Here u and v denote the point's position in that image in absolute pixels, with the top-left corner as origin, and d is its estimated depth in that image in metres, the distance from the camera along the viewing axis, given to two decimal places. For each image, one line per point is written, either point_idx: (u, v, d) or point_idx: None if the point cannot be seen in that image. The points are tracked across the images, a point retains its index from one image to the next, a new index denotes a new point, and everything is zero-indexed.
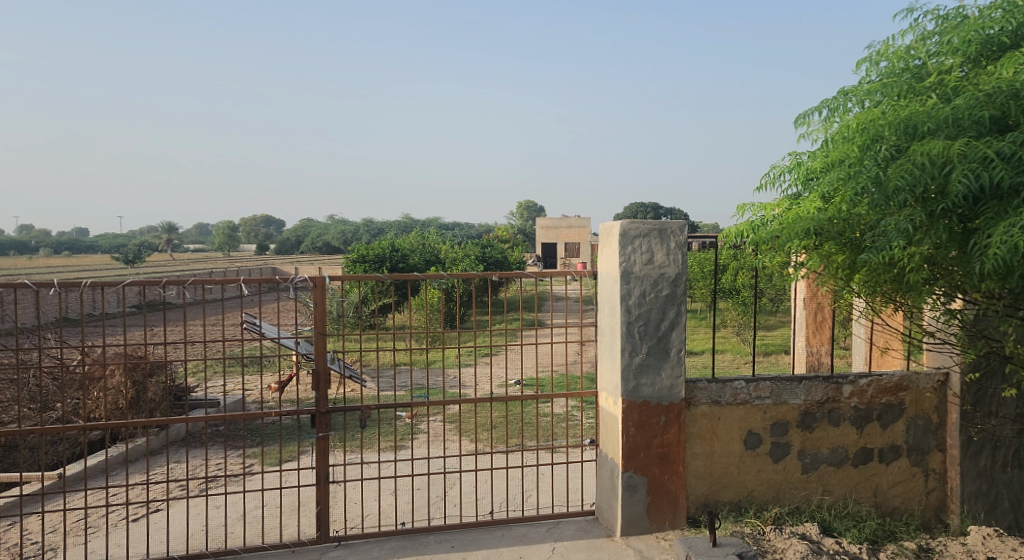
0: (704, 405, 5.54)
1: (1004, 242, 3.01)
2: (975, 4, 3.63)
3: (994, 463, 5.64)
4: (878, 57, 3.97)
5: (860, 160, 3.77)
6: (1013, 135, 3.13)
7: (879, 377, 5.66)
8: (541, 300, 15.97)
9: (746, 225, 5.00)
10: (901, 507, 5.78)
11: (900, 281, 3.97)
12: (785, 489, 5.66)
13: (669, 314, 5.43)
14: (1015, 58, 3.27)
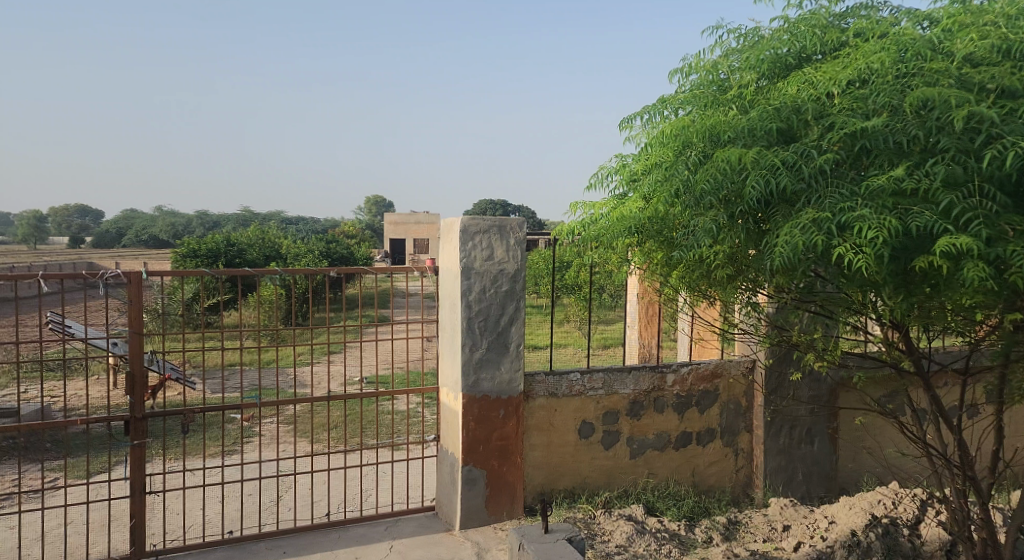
0: (542, 397, 5.73)
1: (788, 242, 3.29)
2: (767, 27, 4.00)
3: (792, 441, 6.28)
4: (688, 70, 4.27)
5: (674, 164, 4.06)
6: (796, 146, 3.45)
7: (697, 365, 6.12)
8: (387, 296, 15.78)
9: (573, 223, 5.14)
10: (716, 485, 6.29)
11: (710, 278, 4.31)
12: (615, 474, 5.97)
13: (508, 309, 5.56)
14: (799, 78, 3.65)
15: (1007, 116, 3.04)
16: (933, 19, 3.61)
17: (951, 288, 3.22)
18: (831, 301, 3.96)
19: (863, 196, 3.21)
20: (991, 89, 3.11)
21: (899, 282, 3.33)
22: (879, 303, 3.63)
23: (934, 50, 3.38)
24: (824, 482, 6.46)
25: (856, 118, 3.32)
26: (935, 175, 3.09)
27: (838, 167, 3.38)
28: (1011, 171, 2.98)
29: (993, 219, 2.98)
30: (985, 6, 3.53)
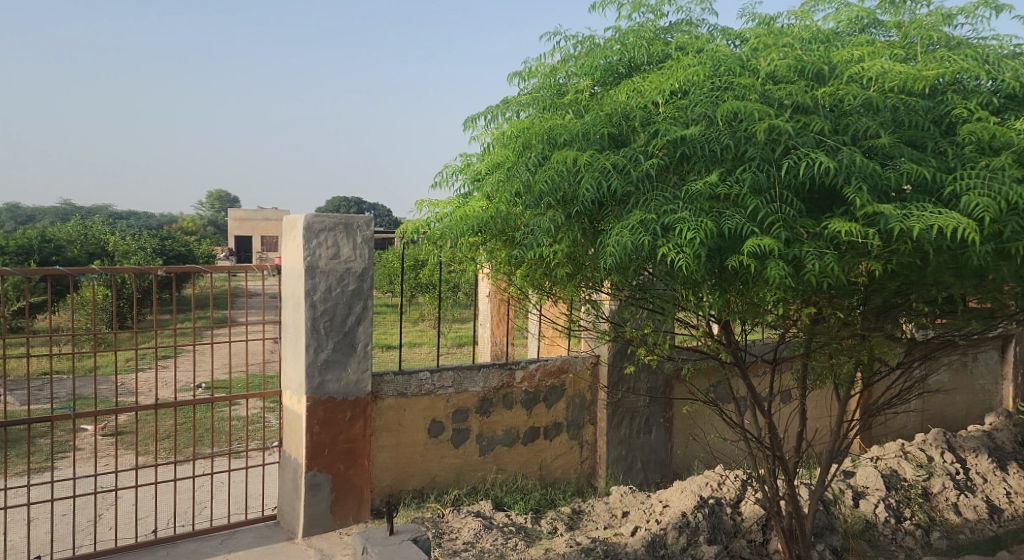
0: (391, 397, 5.66)
1: (619, 243, 3.46)
2: (601, 35, 4.17)
3: (632, 431, 6.61)
4: (528, 74, 4.35)
5: (514, 164, 4.13)
6: (625, 151, 3.63)
7: (545, 361, 6.29)
8: (229, 297, 14.95)
9: (418, 221, 5.09)
10: (562, 477, 6.50)
11: (550, 276, 4.42)
12: (464, 471, 6.00)
13: (355, 309, 5.43)
14: (628, 86, 3.84)
15: (802, 129, 3.40)
16: (743, 37, 3.95)
17: (758, 284, 3.53)
18: (659, 297, 4.20)
19: (684, 199, 3.44)
20: (789, 104, 3.46)
21: (716, 279, 3.61)
22: (700, 300, 3.92)
23: (743, 66, 3.69)
24: (660, 469, 6.85)
25: (677, 126, 3.55)
26: (744, 181, 3.37)
27: (662, 172, 3.59)
28: (805, 179, 3.34)
29: (790, 222, 3.35)
30: (785, 28, 3.90)
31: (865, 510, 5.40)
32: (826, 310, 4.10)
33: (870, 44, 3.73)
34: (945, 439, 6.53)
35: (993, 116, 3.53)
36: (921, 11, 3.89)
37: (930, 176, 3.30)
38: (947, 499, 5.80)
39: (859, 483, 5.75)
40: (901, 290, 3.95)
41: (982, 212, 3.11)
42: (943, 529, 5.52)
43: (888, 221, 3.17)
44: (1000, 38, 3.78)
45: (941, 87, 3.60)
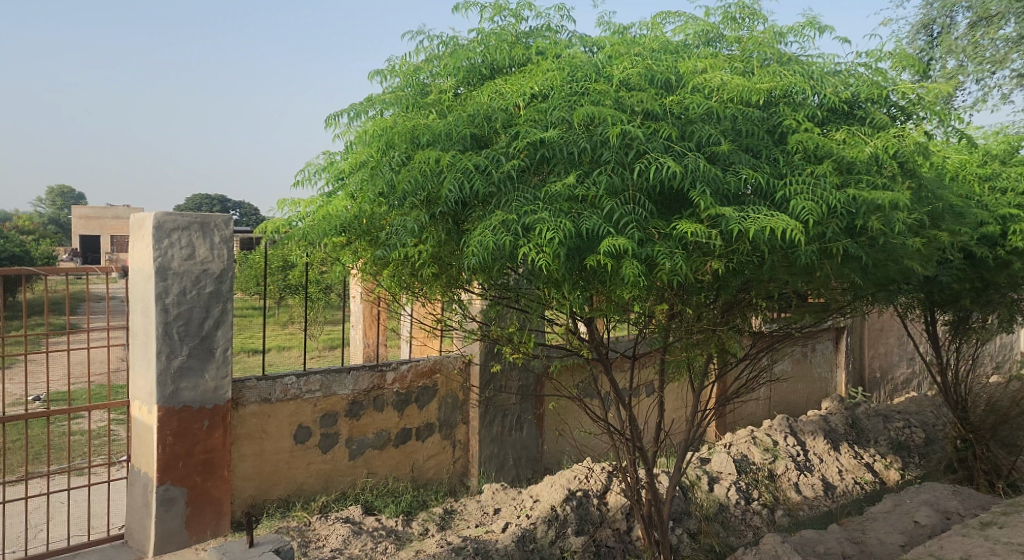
0: (254, 404, 5.42)
1: (482, 243, 3.49)
2: (464, 36, 4.20)
3: (505, 428, 6.70)
4: (390, 73, 4.29)
5: (378, 163, 4.07)
6: (487, 152, 3.67)
7: (416, 361, 6.25)
8: (75, 302, 13.75)
9: (279, 221, 4.93)
10: (434, 478, 6.45)
11: (416, 276, 4.39)
12: (333, 477, 5.84)
13: (213, 312, 5.15)
14: (491, 88, 3.89)
15: (652, 135, 3.59)
16: (599, 44, 4.11)
17: (615, 282, 3.69)
18: (524, 296, 4.26)
19: (544, 200, 3.53)
20: (639, 111, 3.63)
21: (576, 278, 3.72)
22: (561, 299, 4.03)
23: (598, 73, 3.85)
24: (531, 465, 6.98)
25: (536, 129, 3.63)
26: (601, 184, 3.51)
27: (523, 174, 3.66)
28: (655, 183, 3.53)
29: (643, 223, 3.54)
30: (637, 38, 4.10)
31: (719, 493, 5.76)
32: (676, 307, 4.34)
33: (712, 57, 4.00)
34: (788, 424, 7.09)
35: (817, 128, 3.90)
36: (758, 28, 4.21)
37: (763, 182, 3.63)
38: (790, 479, 6.30)
39: (713, 469, 6.12)
40: (742, 286, 4.27)
41: (808, 215, 3.51)
42: (786, 507, 6.00)
43: (728, 223, 3.46)
44: (824, 56, 4.16)
45: (775, 99, 3.93)
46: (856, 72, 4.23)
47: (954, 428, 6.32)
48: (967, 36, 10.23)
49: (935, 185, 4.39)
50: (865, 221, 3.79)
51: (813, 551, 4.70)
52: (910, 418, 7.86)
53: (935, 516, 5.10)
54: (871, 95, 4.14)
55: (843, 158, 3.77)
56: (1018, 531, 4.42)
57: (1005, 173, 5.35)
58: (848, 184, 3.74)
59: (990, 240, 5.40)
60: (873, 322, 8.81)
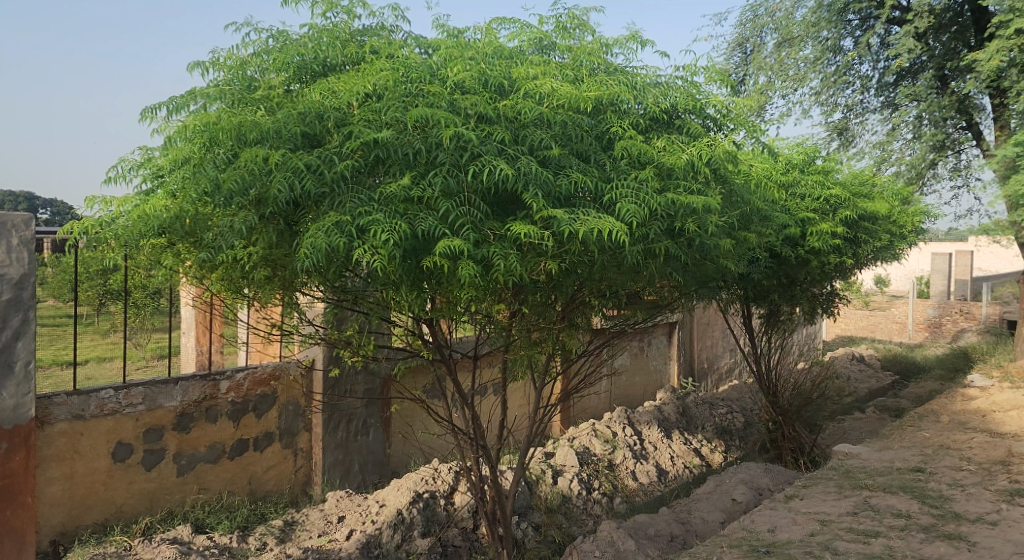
0: (64, 422, 4.92)
1: (315, 245, 3.38)
2: (295, 31, 4.05)
3: (349, 434, 6.50)
4: (214, 65, 4.04)
5: (200, 161, 3.82)
6: (319, 151, 3.56)
7: (253, 369, 5.95)
8: None
9: (88, 220, 4.37)
10: (273, 489, 6.13)
11: (247, 279, 4.17)
12: (159, 496, 5.42)
13: (12, 322, 4.59)
14: (322, 85, 3.77)
15: (486, 138, 3.66)
16: (434, 46, 4.13)
17: (452, 283, 3.72)
18: (363, 298, 4.16)
19: (379, 201, 3.49)
20: (472, 114, 3.69)
21: (414, 279, 3.71)
22: (400, 300, 3.99)
23: (432, 75, 3.86)
24: (378, 469, 6.80)
25: (371, 129, 3.57)
26: (436, 185, 3.52)
27: (357, 174, 3.59)
28: (490, 185, 3.60)
29: (478, 224, 3.60)
30: (472, 42, 4.15)
31: (562, 485, 5.97)
32: (515, 306, 4.44)
33: (544, 64, 4.14)
34: (626, 415, 7.48)
35: (640, 135, 4.17)
36: (587, 38, 4.40)
37: (591, 185, 3.82)
38: (627, 468, 6.64)
39: (557, 462, 6.31)
40: (576, 286, 4.45)
41: (631, 217, 3.75)
42: (624, 494, 6.31)
43: (559, 225, 3.60)
44: (646, 67, 4.42)
45: (603, 107, 4.14)
46: (674, 84, 4.53)
47: (766, 411, 6.95)
48: (775, 55, 11.28)
49: (743, 191, 4.83)
50: (682, 223, 4.11)
51: (645, 533, 5.00)
52: (731, 405, 8.57)
53: (750, 493, 5.60)
54: (687, 106, 4.47)
55: (663, 165, 4.08)
56: (816, 501, 4.96)
57: (803, 180, 5.96)
58: (667, 188, 4.06)
59: (792, 241, 6.00)
60: (700, 317, 9.51)
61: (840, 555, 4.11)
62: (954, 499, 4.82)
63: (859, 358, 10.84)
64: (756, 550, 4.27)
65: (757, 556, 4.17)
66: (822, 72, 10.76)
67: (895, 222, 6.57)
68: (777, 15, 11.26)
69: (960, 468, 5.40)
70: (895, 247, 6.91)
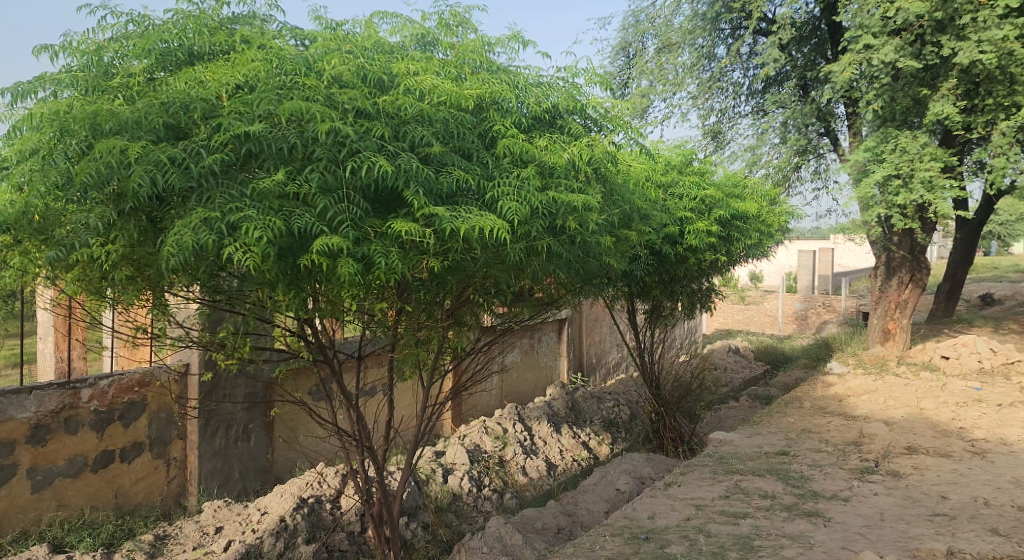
0: None
1: (182, 243, 3.21)
2: (158, 16, 3.82)
3: (228, 441, 6.21)
4: (65, 49, 3.74)
5: (50, 153, 3.54)
6: (185, 143, 3.37)
7: (119, 376, 5.58)
8: None
9: None
10: (143, 503, 5.76)
11: (107, 279, 3.90)
12: (10, 516, 4.97)
13: None
14: (188, 74, 3.58)
15: (364, 134, 3.58)
16: (311, 38, 4.01)
17: (331, 280, 3.62)
18: (237, 298, 3.98)
19: (251, 197, 3.35)
20: (350, 108, 3.60)
21: (291, 278, 3.59)
22: (277, 300, 3.85)
23: (308, 68, 3.75)
24: (260, 476, 6.52)
25: (241, 121, 3.42)
26: (313, 181, 3.42)
27: (227, 169, 3.43)
28: (369, 181, 3.54)
29: (358, 221, 3.53)
30: (351, 35, 4.06)
31: (452, 484, 5.94)
32: (398, 304, 4.39)
33: (425, 60, 4.10)
34: (516, 411, 7.55)
35: (522, 134, 4.21)
36: (469, 35, 4.41)
37: (473, 182, 3.83)
38: (517, 464, 6.70)
39: (447, 460, 6.28)
40: (461, 284, 4.44)
41: (513, 215, 3.79)
42: (513, 490, 6.37)
43: (441, 222, 3.59)
44: (528, 67, 4.48)
45: (485, 105, 4.15)
46: (556, 84, 4.62)
47: (649, 403, 7.20)
48: (655, 59, 11.71)
49: (623, 191, 4.98)
50: (564, 221, 4.19)
51: (533, 527, 5.05)
52: (618, 398, 8.84)
53: (633, 482, 5.80)
54: (569, 106, 4.56)
55: (545, 163, 4.15)
56: (692, 487, 5.19)
57: (681, 181, 6.21)
58: (549, 187, 4.13)
59: (672, 239, 6.25)
60: (588, 314, 9.75)
61: (713, 537, 4.34)
62: (814, 479, 5.19)
63: (735, 350, 11.45)
64: (635, 537, 4.43)
65: (637, 543, 4.32)
66: (699, 78, 11.26)
67: (764, 221, 6.98)
68: (657, 22, 11.70)
69: (820, 449, 5.82)
70: (765, 244, 7.34)
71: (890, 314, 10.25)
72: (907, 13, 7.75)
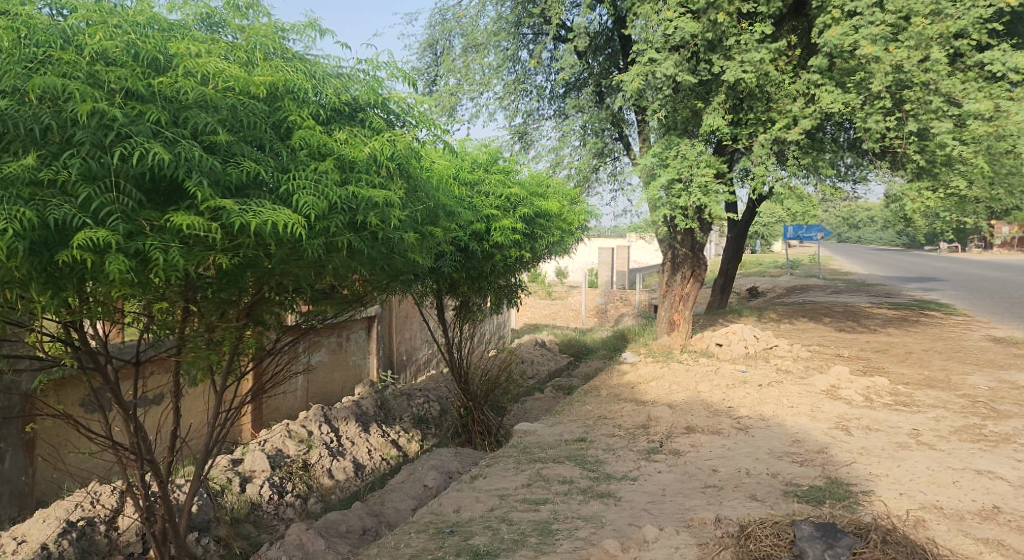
0: None
1: None
2: None
3: None
4: None
5: None
6: None
7: None
8: None
9: None
10: None
11: None
12: None
13: None
14: None
15: (137, 117, 3.26)
16: (71, 7, 3.57)
17: (96, 278, 3.26)
18: None
19: None
20: (118, 89, 3.27)
21: (46, 277, 3.18)
22: (31, 301, 3.40)
23: (65, 41, 3.36)
24: (18, 501, 5.73)
25: None
26: (73, 167, 3.07)
27: None
28: (143, 170, 3.22)
29: (130, 214, 3.20)
30: (119, 8, 3.68)
31: (250, 493, 5.62)
32: (182, 304, 4.05)
33: (210, 42, 3.83)
34: (323, 413, 7.30)
35: (321, 126, 4.05)
36: (260, 19, 4.19)
37: (265, 174, 3.63)
38: (323, 466, 6.49)
39: (245, 468, 5.91)
40: (256, 283, 4.19)
41: (309, 210, 3.65)
42: (318, 494, 6.16)
43: (228, 216, 3.36)
44: (326, 57, 4.33)
45: (280, 94, 3.94)
46: (357, 76, 4.52)
47: (458, 398, 7.29)
48: (462, 58, 11.88)
49: (427, 187, 4.97)
50: (365, 217, 4.08)
51: (336, 531, 4.91)
52: (428, 394, 8.87)
53: (440, 477, 5.85)
54: (370, 100, 4.48)
55: (344, 157, 4.01)
56: (496, 479, 5.33)
57: (487, 179, 6.34)
58: (349, 181, 4.00)
59: (478, 236, 6.37)
60: (398, 311, 9.69)
61: (514, 525, 4.49)
62: (607, 462, 5.55)
63: (541, 344, 11.94)
64: (440, 531, 4.46)
65: (442, 537, 4.36)
66: (504, 79, 11.56)
67: (565, 220, 7.33)
68: (463, 21, 11.88)
69: (613, 434, 6.24)
70: (566, 242, 7.70)
71: (675, 306, 11.22)
72: (684, 32, 8.52)
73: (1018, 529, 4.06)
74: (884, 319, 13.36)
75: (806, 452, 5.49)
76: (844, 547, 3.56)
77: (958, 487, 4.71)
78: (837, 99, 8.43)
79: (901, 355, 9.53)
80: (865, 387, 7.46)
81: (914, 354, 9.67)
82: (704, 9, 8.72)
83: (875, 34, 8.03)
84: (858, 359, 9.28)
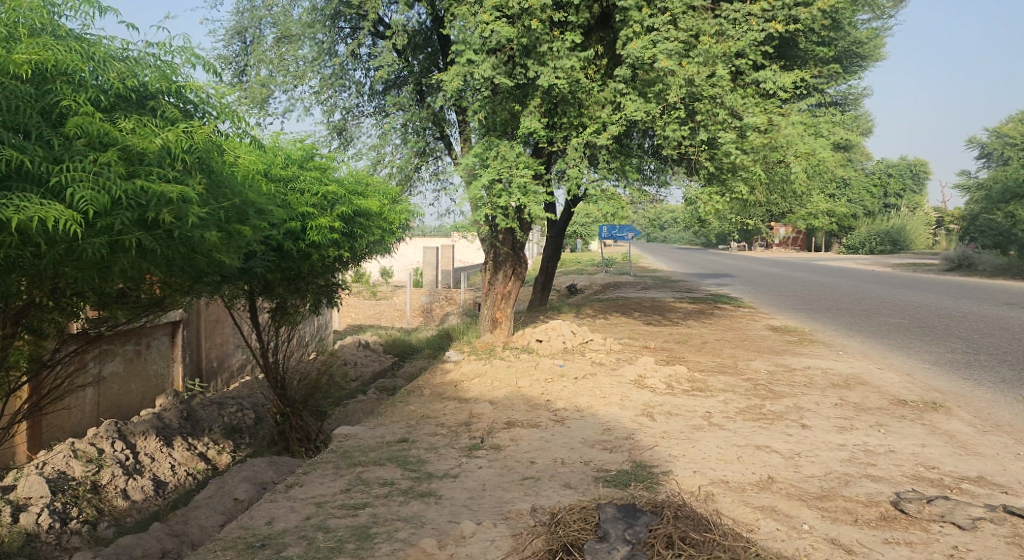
0: None
1: None
2: None
3: None
4: None
5: None
6: None
7: None
8: None
9: None
10: None
11: None
12: None
13: None
14: None
15: None
16: None
17: None
18: None
19: None
20: None
21: None
22: None
23: None
24: None
25: None
26: None
27: None
28: None
29: None
30: None
31: (26, 522, 5.00)
32: None
33: None
34: (117, 428, 6.66)
35: (102, 114, 3.67)
36: None
37: (29, 164, 3.23)
38: (115, 487, 5.94)
39: (18, 495, 5.26)
40: (24, 287, 3.72)
41: (87, 205, 3.28)
42: (110, 518, 5.62)
43: None
44: (109, 38, 3.96)
45: (50, 74, 3.54)
46: (146, 60, 4.16)
47: (274, 404, 6.97)
48: (274, 49, 11.33)
49: (231, 183, 4.66)
50: (157, 214, 3.65)
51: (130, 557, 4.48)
52: (242, 402, 8.40)
53: (252, 489, 5.54)
54: (161, 87, 4.14)
55: (131, 148, 3.64)
56: (313, 486, 5.14)
57: (301, 176, 6.09)
58: (137, 175, 3.63)
59: (293, 235, 6.13)
60: (206, 315, 9.09)
61: (330, 533, 4.35)
62: (428, 461, 5.56)
63: (364, 345, 11.72)
64: (250, 546, 4.21)
65: (251, 552, 4.12)
66: (320, 73, 11.20)
67: (385, 219, 7.22)
68: (274, 10, 11.35)
69: (435, 433, 6.25)
70: (387, 242, 7.60)
71: (498, 304, 11.48)
72: (499, 36, 8.73)
73: (788, 495, 4.59)
74: (685, 312, 14.59)
75: (615, 439, 5.84)
76: (641, 525, 3.82)
77: (741, 462, 5.23)
78: (639, 107, 9.03)
79: (698, 345, 10.45)
80: (667, 376, 8.08)
81: (709, 344, 10.63)
82: (519, 15, 8.98)
83: (670, 49, 8.70)
84: (662, 349, 10.04)
